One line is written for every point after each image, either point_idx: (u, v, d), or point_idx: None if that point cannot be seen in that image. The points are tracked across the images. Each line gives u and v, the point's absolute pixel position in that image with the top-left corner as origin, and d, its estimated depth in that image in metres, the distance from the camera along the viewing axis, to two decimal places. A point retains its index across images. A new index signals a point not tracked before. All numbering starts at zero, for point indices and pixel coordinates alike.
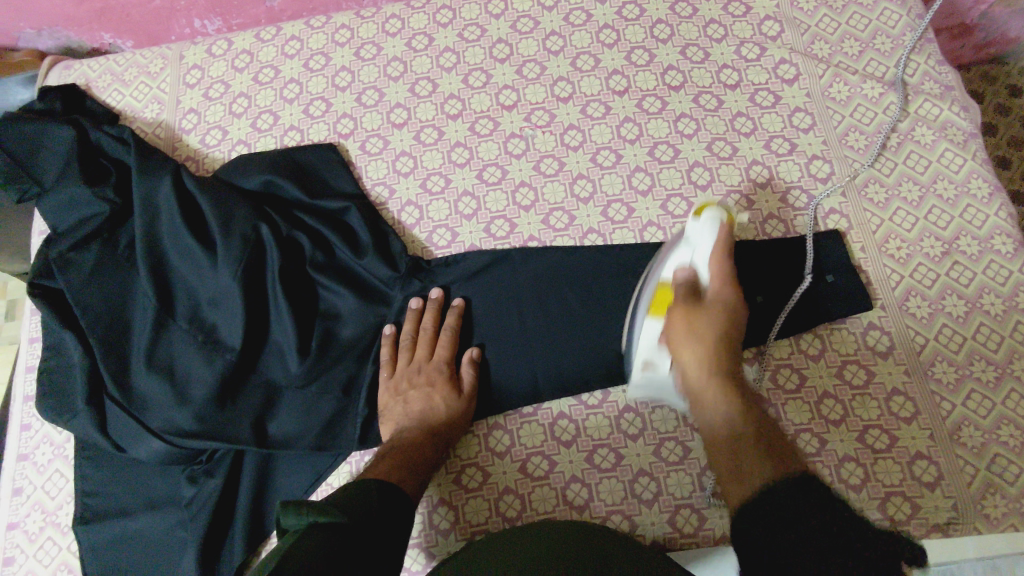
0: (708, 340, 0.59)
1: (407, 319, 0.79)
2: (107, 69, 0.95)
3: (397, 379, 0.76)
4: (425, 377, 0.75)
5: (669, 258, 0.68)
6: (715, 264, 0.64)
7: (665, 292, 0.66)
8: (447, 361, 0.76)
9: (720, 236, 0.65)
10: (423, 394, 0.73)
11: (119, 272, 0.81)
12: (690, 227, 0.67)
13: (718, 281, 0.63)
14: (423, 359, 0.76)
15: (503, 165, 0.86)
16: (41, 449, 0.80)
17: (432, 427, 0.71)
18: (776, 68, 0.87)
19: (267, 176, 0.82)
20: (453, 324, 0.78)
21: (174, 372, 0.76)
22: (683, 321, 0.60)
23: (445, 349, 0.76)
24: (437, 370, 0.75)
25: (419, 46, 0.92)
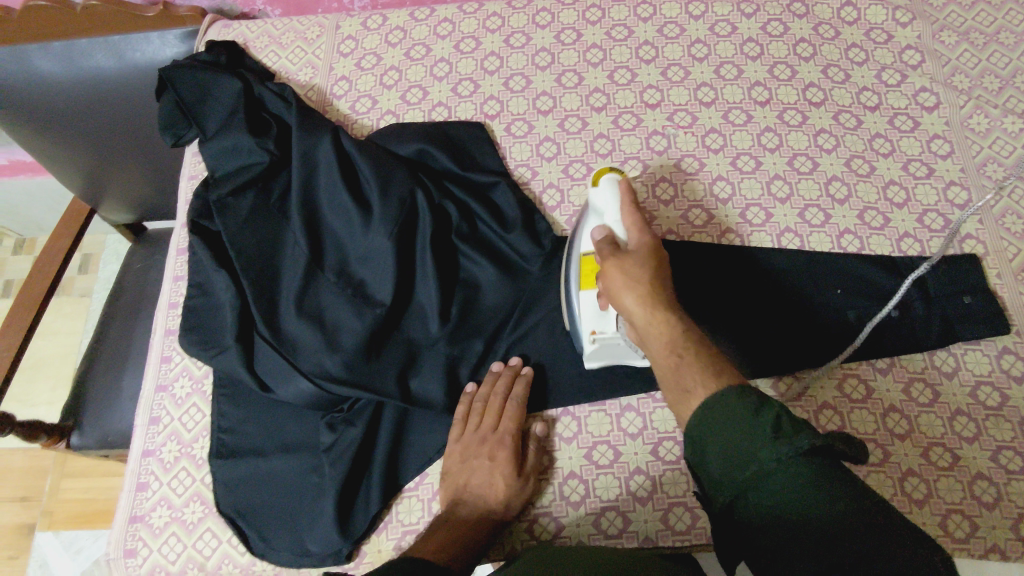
0: (638, 284, 0.63)
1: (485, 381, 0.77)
2: (265, 32, 1.00)
3: (463, 443, 0.74)
4: (489, 449, 0.72)
5: (584, 233, 0.74)
6: (628, 220, 0.69)
7: (590, 261, 0.73)
8: (513, 434, 0.73)
9: (621, 193, 0.70)
10: (485, 468, 0.71)
11: (273, 220, 0.83)
12: (593, 195, 0.72)
13: (634, 229, 0.68)
14: (489, 428, 0.74)
15: (644, 160, 0.89)
16: (180, 382, 0.81)
17: (489, 509, 0.70)
18: (916, 95, 0.90)
19: (422, 145, 0.86)
20: (522, 395, 0.75)
21: (322, 320, 0.78)
22: (620, 268, 0.64)
23: (513, 420, 0.74)
24: (503, 443, 0.72)
25: (567, 40, 0.96)
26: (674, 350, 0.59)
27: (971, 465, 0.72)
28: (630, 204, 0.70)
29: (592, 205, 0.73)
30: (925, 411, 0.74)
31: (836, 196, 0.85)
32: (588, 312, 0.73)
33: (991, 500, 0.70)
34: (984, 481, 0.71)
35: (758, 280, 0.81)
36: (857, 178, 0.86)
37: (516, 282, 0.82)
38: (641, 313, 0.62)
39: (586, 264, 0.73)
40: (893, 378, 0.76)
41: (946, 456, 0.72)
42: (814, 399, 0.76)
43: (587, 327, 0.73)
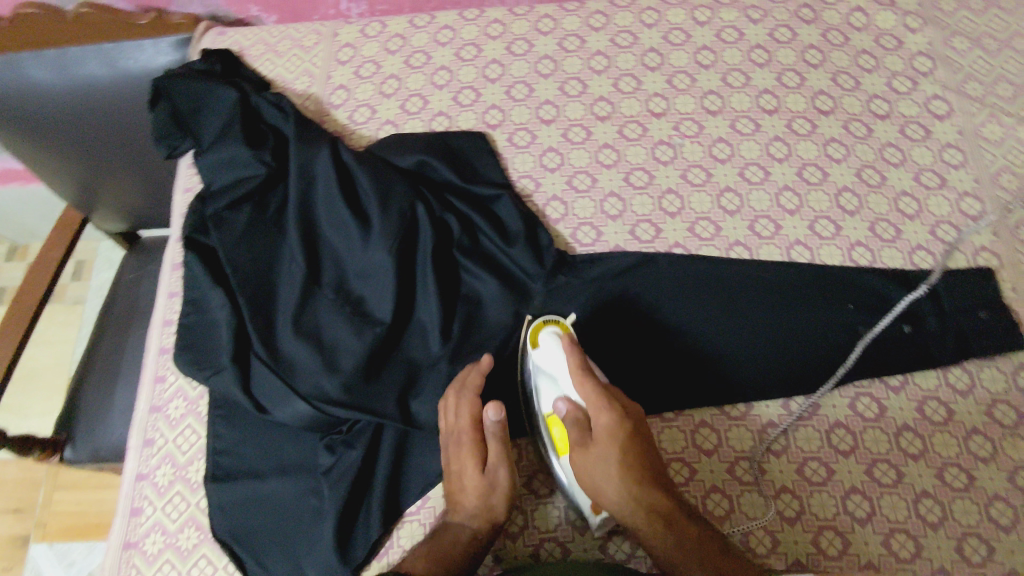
0: (609, 439, 0.66)
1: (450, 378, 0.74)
2: (261, 39, 0.98)
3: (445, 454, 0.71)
4: (455, 453, 0.70)
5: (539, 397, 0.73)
6: (586, 390, 0.68)
7: (558, 426, 0.71)
8: (471, 428, 0.70)
9: (564, 346, 0.71)
10: (461, 475, 0.70)
11: (270, 235, 0.81)
12: (535, 358, 0.73)
13: (591, 402, 0.68)
14: (449, 430, 0.71)
15: (650, 170, 0.87)
16: (174, 403, 0.79)
17: (471, 512, 0.67)
18: (928, 103, 0.88)
19: (422, 157, 0.84)
20: (472, 385, 0.71)
21: (320, 339, 0.76)
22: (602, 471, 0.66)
23: (465, 415, 0.70)
24: (462, 443, 0.70)
25: (570, 47, 0.94)
26: (641, 505, 0.64)
27: (988, 486, 0.70)
28: (581, 365, 0.69)
29: (539, 368, 0.73)
30: (940, 431, 0.72)
31: (846, 207, 0.83)
32: (571, 486, 0.70)
33: (1009, 522, 0.68)
34: (1001, 503, 0.69)
35: (767, 295, 0.79)
36: (868, 189, 0.84)
37: (520, 298, 0.80)
38: (620, 508, 0.65)
39: (557, 430, 0.71)
40: (907, 396, 0.74)
41: (962, 478, 0.70)
42: (826, 418, 0.74)
43: (582, 501, 0.69)
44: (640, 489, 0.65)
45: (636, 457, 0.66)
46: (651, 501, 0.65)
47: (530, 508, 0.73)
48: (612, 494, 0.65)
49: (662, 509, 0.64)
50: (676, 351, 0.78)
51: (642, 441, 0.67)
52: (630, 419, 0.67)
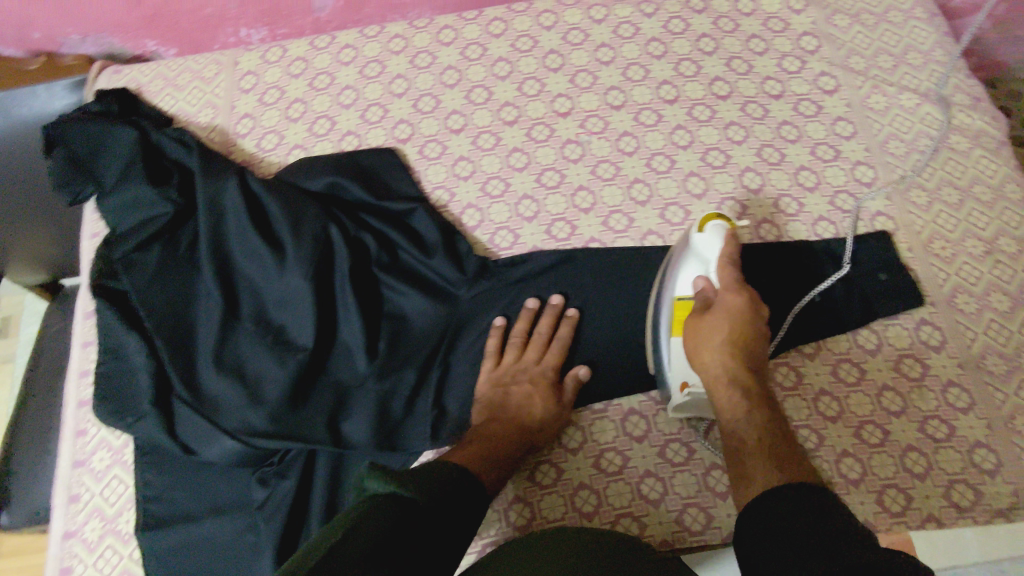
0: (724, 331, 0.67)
1: (523, 318, 0.79)
2: (159, 74, 0.96)
3: (501, 372, 0.76)
4: (527, 377, 0.75)
5: (679, 278, 0.72)
6: (724, 278, 0.69)
7: (687, 309, 0.71)
8: (554, 368, 0.77)
9: (726, 245, 0.70)
10: (523, 390, 0.74)
11: (183, 273, 0.80)
12: (695, 239, 0.72)
13: (726, 288, 0.69)
14: (531, 362, 0.77)
15: (560, 169, 0.88)
16: (98, 455, 0.78)
17: (523, 424, 0.71)
18: (817, 80, 0.92)
19: (333, 179, 0.84)
20: (567, 335, 0.78)
21: (243, 372, 0.76)
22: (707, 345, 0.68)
23: (555, 359, 0.77)
24: (541, 374, 0.76)
25: (473, 55, 0.95)
26: (733, 382, 0.65)
27: (900, 438, 0.74)
28: (731, 259, 0.70)
29: (692, 250, 0.72)
30: (853, 391, 0.76)
31: (750, 186, 0.86)
32: (671, 364, 0.72)
33: (922, 470, 0.72)
34: (913, 453, 0.73)
35: None
36: (769, 167, 0.87)
37: (444, 307, 0.80)
38: (716, 381, 0.66)
39: (678, 314, 0.72)
40: (819, 362, 0.78)
41: (876, 434, 0.74)
42: None
43: (676, 378, 0.71)
44: (732, 380, 0.65)
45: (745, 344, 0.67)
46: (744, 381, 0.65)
47: None
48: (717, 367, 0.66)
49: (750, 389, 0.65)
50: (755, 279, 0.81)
51: (760, 336, 0.68)
52: (753, 314, 0.69)
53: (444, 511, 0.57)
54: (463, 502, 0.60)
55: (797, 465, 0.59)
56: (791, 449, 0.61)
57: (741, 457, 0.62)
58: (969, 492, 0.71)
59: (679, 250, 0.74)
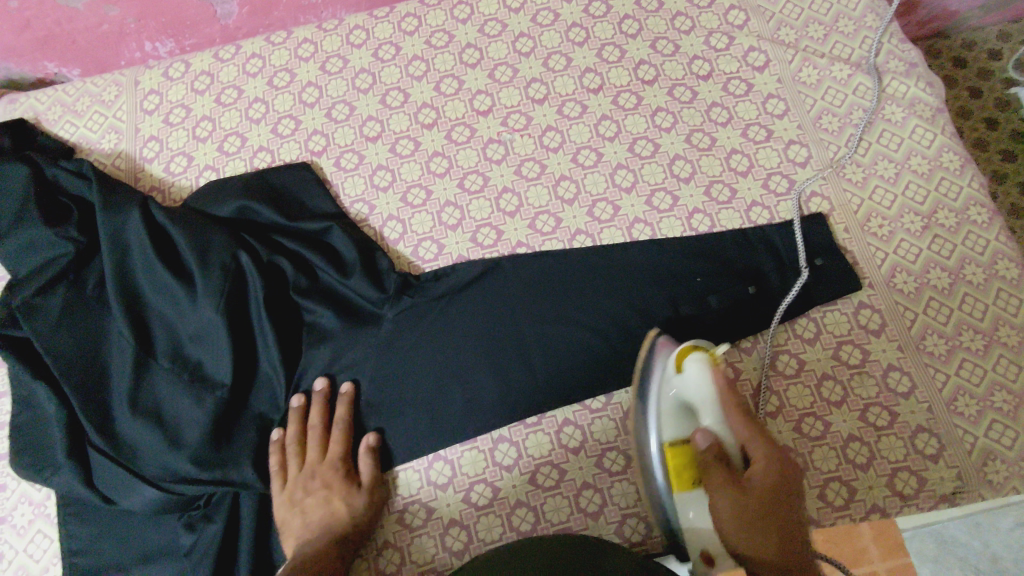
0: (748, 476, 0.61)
1: (291, 420, 0.74)
2: (57, 100, 0.91)
3: (291, 490, 0.70)
4: (321, 481, 0.71)
5: (663, 418, 0.66)
6: (731, 418, 0.64)
7: (688, 460, 0.64)
8: (342, 457, 0.72)
9: (715, 380, 0.65)
10: (322, 500, 0.69)
11: (91, 314, 0.76)
12: (679, 383, 0.66)
13: (738, 433, 0.63)
14: (316, 460, 0.72)
15: (483, 172, 0.85)
16: (19, 510, 0.75)
17: (339, 532, 0.67)
18: (746, 56, 0.88)
19: (241, 202, 0.80)
20: (345, 415, 0.73)
21: (161, 414, 0.73)
22: (729, 504, 0.60)
23: (339, 444, 0.72)
24: (334, 470, 0.71)
25: (386, 56, 0.91)
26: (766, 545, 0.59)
27: (842, 429, 0.72)
28: (728, 391, 0.65)
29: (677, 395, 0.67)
30: (793, 383, 0.74)
31: (680, 175, 0.83)
32: (680, 525, 0.64)
33: (865, 461, 0.71)
34: (856, 442, 0.71)
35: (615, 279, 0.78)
36: (699, 153, 0.84)
37: (367, 330, 0.77)
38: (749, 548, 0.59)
39: (677, 463, 0.64)
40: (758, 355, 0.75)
41: (817, 426, 0.72)
42: None
43: (693, 549, 0.64)
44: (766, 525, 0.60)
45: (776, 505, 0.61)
46: (784, 546, 0.59)
47: (406, 543, 0.71)
48: (761, 550, 0.59)
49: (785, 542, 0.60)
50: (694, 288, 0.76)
51: (790, 487, 0.62)
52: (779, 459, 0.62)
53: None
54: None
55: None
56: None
57: None
58: (912, 479, 0.69)
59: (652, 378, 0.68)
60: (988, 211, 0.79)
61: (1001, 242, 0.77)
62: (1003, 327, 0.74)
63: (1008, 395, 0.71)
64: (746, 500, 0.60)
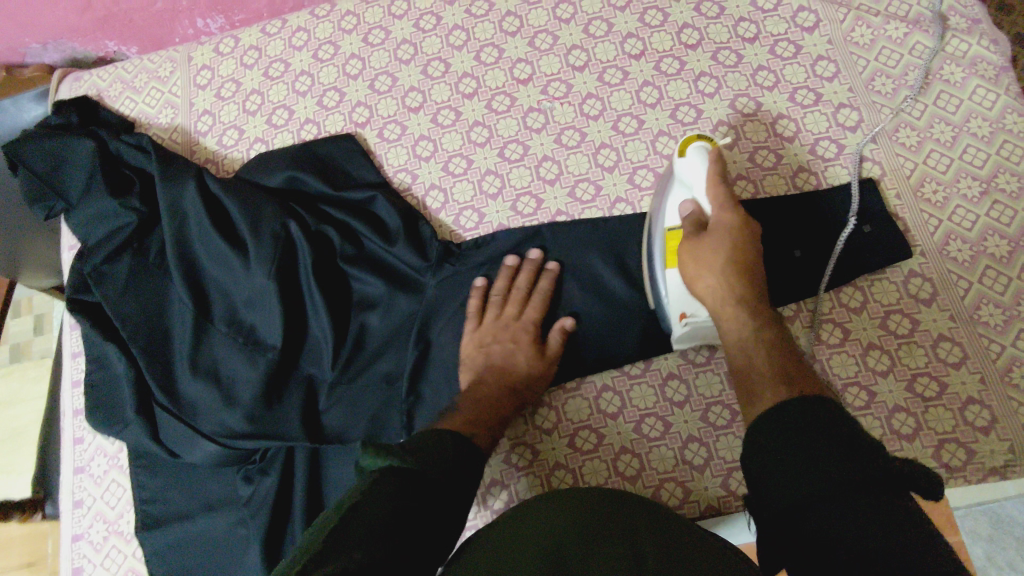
0: (719, 268, 0.63)
1: (502, 275, 0.78)
2: (117, 77, 0.96)
3: (482, 336, 0.75)
4: (510, 334, 0.74)
5: (666, 206, 0.70)
6: (714, 194, 0.66)
7: (676, 236, 0.68)
8: (536, 322, 0.75)
9: (707, 169, 0.66)
10: (507, 348, 0.73)
11: (155, 281, 0.81)
12: (678, 167, 0.68)
13: (718, 206, 0.66)
14: (512, 317, 0.76)
15: (523, 141, 0.85)
16: (96, 461, 0.81)
17: (511, 384, 0.71)
18: (794, 17, 0.85)
19: (290, 173, 0.83)
20: (546, 288, 0.76)
21: (218, 375, 0.77)
22: (691, 256, 0.65)
23: (537, 311, 0.76)
24: (524, 330, 0.75)
25: (427, 26, 0.92)
26: (741, 307, 0.63)
27: (888, 399, 0.70)
28: (720, 176, 0.66)
29: (677, 175, 0.69)
30: (838, 352, 0.73)
31: (724, 141, 0.81)
32: (671, 293, 0.69)
33: (911, 431, 0.69)
34: (902, 413, 0.70)
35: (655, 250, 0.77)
36: (743, 119, 0.82)
37: (410, 295, 0.79)
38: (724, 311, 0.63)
39: (670, 241, 0.68)
40: (802, 323, 0.74)
41: (862, 395, 0.71)
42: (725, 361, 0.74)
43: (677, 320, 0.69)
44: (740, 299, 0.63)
45: (736, 282, 0.63)
46: (736, 292, 0.63)
47: None
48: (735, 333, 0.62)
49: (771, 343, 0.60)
50: None
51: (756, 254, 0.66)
52: (750, 227, 0.66)
53: (445, 489, 0.56)
54: (463, 474, 0.59)
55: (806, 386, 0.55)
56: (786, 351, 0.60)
57: (752, 389, 0.58)
58: (961, 451, 0.68)
59: (667, 177, 0.71)
60: None
61: None
62: None
63: None
64: (710, 267, 0.64)
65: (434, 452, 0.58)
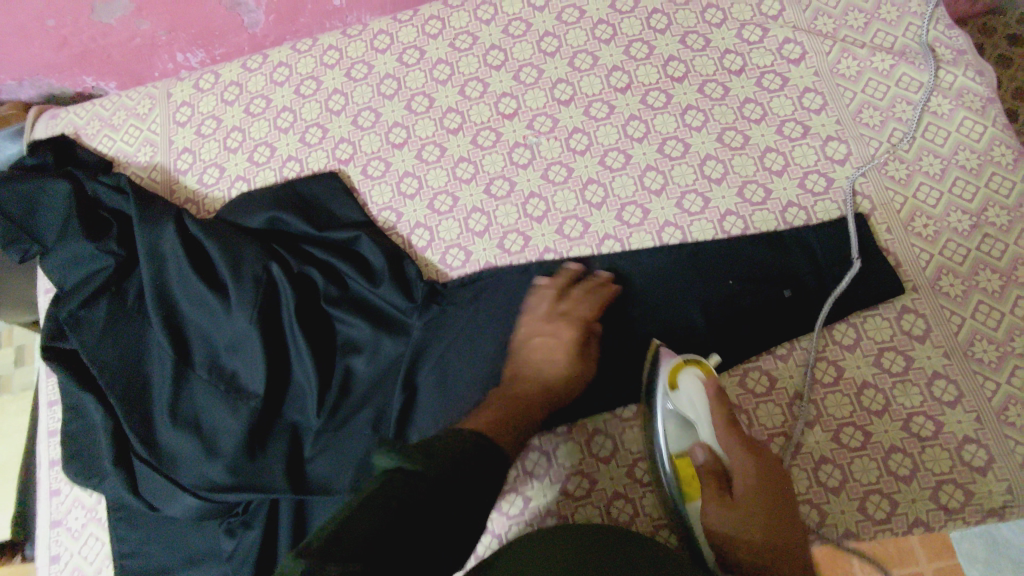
0: (749, 468, 0.64)
1: (564, 276, 0.77)
2: (95, 115, 0.94)
3: (528, 330, 0.74)
4: (551, 329, 0.72)
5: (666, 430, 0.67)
6: (725, 438, 0.65)
7: (687, 471, 0.66)
8: (585, 320, 0.73)
9: (710, 396, 0.66)
10: (548, 345, 0.72)
11: (134, 326, 0.79)
12: (674, 400, 0.67)
13: (737, 455, 0.64)
14: (558, 313, 0.73)
15: (509, 176, 0.84)
16: (73, 514, 0.79)
17: (550, 383, 0.70)
18: (780, 48, 0.85)
19: (272, 213, 0.81)
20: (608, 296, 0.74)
21: (199, 424, 0.74)
22: (724, 520, 0.63)
23: (587, 308, 0.73)
24: (573, 327, 0.72)
25: (410, 60, 0.91)
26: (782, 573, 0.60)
27: (884, 439, 0.69)
28: (723, 410, 0.66)
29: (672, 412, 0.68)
30: (832, 391, 0.71)
31: (712, 175, 0.81)
32: (690, 527, 0.66)
33: (908, 473, 0.68)
34: (898, 454, 0.69)
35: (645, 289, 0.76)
36: (730, 152, 0.81)
37: (396, 338, 0.77)
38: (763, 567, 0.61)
39: (685, 476, 0.66)
40: (795, 361, 0.73)
41: (857, 436, 0.70)
42: None
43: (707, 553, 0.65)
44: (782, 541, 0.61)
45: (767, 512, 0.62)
46: (775, 526, 0.62)
47: None
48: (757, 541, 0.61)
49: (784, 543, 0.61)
50: (731, 292, 0.74)
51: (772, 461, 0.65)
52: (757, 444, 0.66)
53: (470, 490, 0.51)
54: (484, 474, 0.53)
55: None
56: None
57: None
58: (959, 492, 0.67)
59: (652, 399, 0.69)
60: None
61: None
62: None
63: None
64: (737, 511, 0.63)
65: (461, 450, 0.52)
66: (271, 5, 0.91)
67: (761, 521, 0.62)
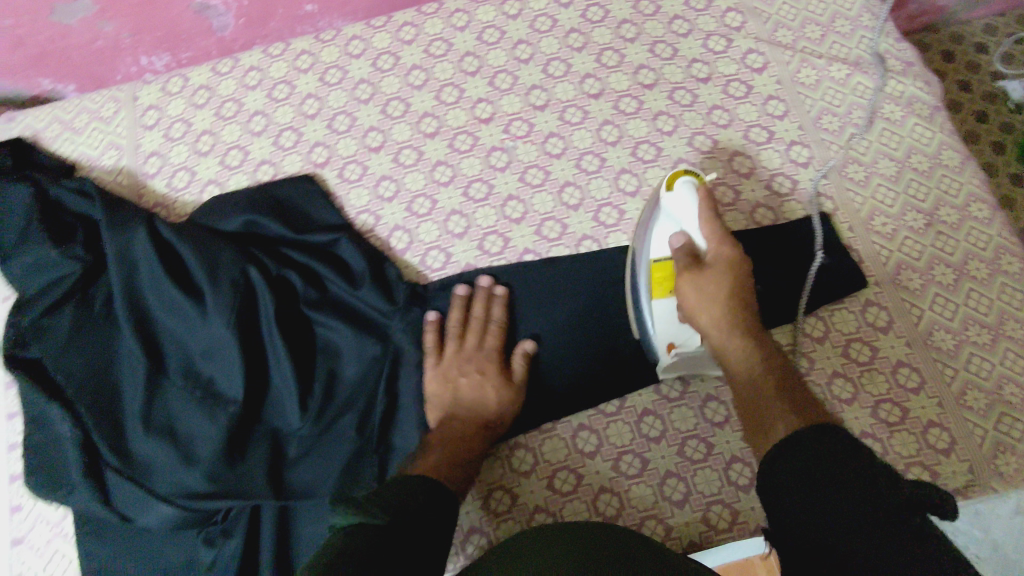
0: (726, 265, 0.66)
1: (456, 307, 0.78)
2: (55, 117, 0.91)
3: (446, 365, 0.75)
4: (475, 365, 0.75)
5: (652, 239, 0.69)
6: (709, 232, 0.66)
7: (666, 267, 0.69)
8: (497, 350, 0.76)
9: (700, 200, 0.67)
10: (476, 381, 0.74)
11: (102, 333, 0.75)
12: (665, 200, 0.68)
13: (717, 240, 0.66)
14: (473, 348, 0.76)
15: (487, 179, 0.85)
16: (36, 530, 0.74)
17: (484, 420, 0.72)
18: (744, 58, 0.89)
19: (247, 217, 0.80)
20: (501, 318, 0.77)
21: (175, 432, 0.72)
22: (700, 312, 0.66)
23: (497, 339, 0.76)
24: (489, 358, 0.75)
25: (385, 65, 0.91)
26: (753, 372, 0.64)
27: (853, 426, 0.72)
28: (710, 213, 0.66)
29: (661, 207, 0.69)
30: (804, 382, 0.74)
31: None
32: (658, 320, 0.71)
33: (878, 456, 0.71)
34: (868, 439, 0.72)
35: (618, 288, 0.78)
36: (701, 156, 0.84)
37: (377, 339, 0.77)
38: (735, 370, 0.65)
39: (660, 275, 0.69)
40: None
41: (830, 423, 0.73)
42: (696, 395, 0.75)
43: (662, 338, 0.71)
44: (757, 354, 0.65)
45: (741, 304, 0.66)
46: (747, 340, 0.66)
47: None
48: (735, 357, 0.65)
49: (757, 356, 0.65)
50: None
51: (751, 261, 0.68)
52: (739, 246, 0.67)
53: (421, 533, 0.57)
54: (435, 511, 0.61)
55: (814, 410, 0.59)
56: (793, 384, 0.63)
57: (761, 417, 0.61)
58: (926, 474, 0.70)
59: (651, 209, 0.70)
60: (988, 207, 0.80)
61: (1002, 236, 0.78)
62: (1009, 321, 0.75)
63: (1016, 389, 0.72)
64: (719, 315, 0.66)
65: (409, 499, 0.60)
66: (242, 9, 0.90)
67: (730, 335, 0.66)
